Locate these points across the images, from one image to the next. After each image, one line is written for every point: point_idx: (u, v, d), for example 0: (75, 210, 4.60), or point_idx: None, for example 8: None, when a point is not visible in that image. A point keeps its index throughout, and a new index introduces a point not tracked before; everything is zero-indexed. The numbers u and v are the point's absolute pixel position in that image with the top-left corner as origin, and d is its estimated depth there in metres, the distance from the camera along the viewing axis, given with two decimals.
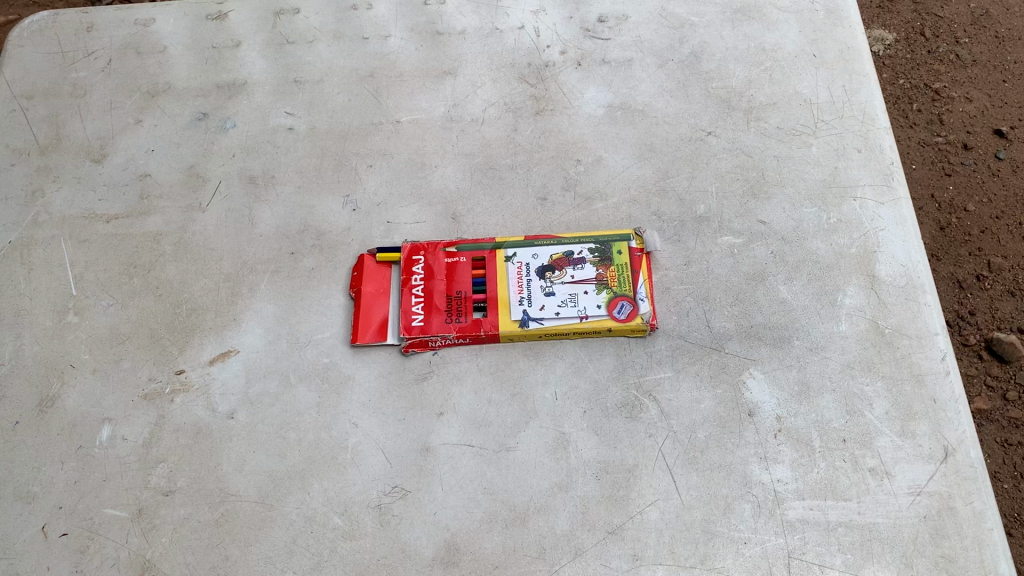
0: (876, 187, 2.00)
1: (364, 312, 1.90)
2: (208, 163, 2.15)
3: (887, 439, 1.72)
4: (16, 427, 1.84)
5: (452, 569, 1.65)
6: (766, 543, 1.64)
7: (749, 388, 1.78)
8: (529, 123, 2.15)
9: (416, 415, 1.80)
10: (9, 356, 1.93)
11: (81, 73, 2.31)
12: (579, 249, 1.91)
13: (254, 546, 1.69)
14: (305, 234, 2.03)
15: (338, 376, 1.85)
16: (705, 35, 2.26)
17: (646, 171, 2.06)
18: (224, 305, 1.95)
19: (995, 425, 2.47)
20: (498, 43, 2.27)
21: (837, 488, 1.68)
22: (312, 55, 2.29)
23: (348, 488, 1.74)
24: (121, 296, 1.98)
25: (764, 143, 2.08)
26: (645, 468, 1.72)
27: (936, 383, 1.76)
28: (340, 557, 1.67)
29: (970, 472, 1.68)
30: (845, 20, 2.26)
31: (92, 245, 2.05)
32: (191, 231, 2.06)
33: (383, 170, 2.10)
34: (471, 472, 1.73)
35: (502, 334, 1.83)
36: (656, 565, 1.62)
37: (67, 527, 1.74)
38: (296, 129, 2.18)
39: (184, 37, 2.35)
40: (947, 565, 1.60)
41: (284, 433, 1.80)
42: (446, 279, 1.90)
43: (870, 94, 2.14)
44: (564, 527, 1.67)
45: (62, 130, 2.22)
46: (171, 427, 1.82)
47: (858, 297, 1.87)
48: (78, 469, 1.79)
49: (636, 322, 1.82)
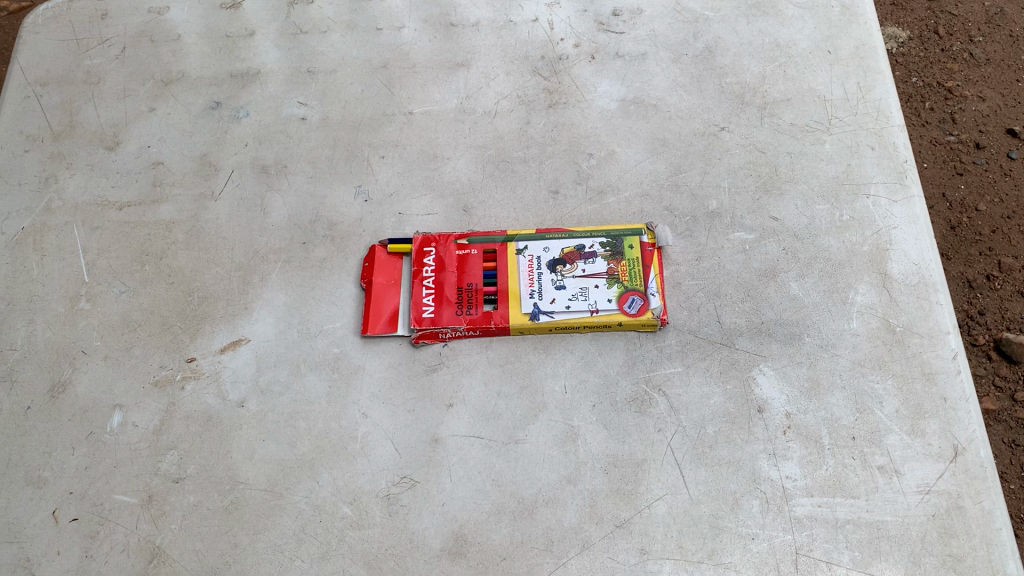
0: (889, 184, 2.00)
1: (374, 302, 1.90)
2: (221, 152, 2.15)
3: (897, 438, 1.72)
4: (27, 412, 1.85)
5: (459, 561, 1.66)
6: (774, 539, 1.64)
7: (759, 384, 1.78)
8: (541, 116, 2.14)
9: (426, 405, 1.80)
10: (22, 341, 1.94)
11: (96, 61, 2.31)
12: (591, 243, 1.91)
13: (263, 534, 1.70)
14: (317, 224, 2.03)
15: (349, 366, 1.86)
16: (719, 30, 2.25)
17: (658, 166, 2.05)
18: (235, 294, 1.96)
19: (1003, 425, 2.47)
20: (512, 36, 2.27)
21: (846, 485, 1.68)
22: (326, 46, 2.29)
23: (357, 477, 1.74)
24: (133, 284, 1.99)
25: (778, 139, 2.07)
26: (654, 462, 1.72)
27: (947, 382, 1.76)
28: (349, 546, 1.68)
29: (980, 471, 1.68)
30: (860, 16, 2.25)
31: (104, 232, 2.06)
32: (203, 220, 2.06)
33: (395, 162, 2.10)
34: (480, 464, 1.74)
35: (513, 327, 1.83)
36: (663, 560, 1.63)
37: (77, 512, 1.75)
38: (309, 119, 2.18)
39: (198, 26, 2.35)
40: (955, 564, 1.60)
41: (294, 421, 1.81)
42: (457, 271, 1.90)
43: (885, 91, 2.13)
44: (572, 520, 1.67)
45: (75, 117, 2.23)
46: (182, 414, 1.83)
47: (870, 295, 1.87)
48: (89, 455, 1.80)
49: (647, 317, 1.82)
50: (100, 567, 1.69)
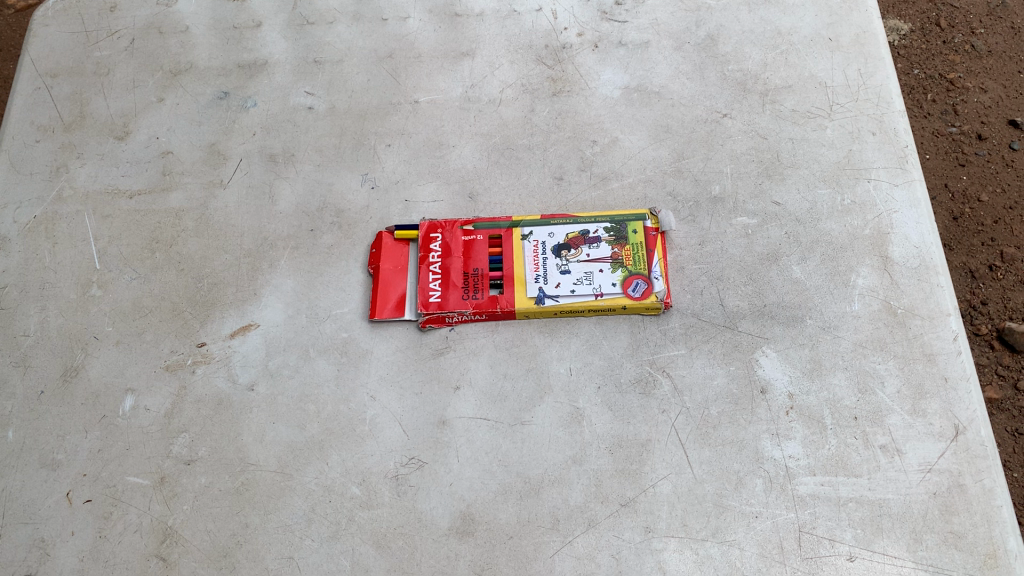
0: (890, 169, 2.02)
1: (382, 287, 1.93)
2: (229, 141, 2.18)
3: (899, 417, 1.74)
4: (40, 397, 1.88)
5: (467, 539, 1.68)
6: (777, 518, 1.66)
7: (762, 365, 1.81)
8: (546, 104, 2.17)
9: (433, 388, 1.83)
10: (34, 328, 1.97)
11: (105, 53, 2.34)
12: (595, 228, 1.94)
13: (273, 514, 1.73)
14: (324, 211, 2.06)
15: (356, 350, 1.89)
16: (721, 18, 2.27)
17: (661, 153, 2.08)
18: (245, 280, 1.99)
19: (1006, 414, 2.49)
20: (516, 25, 2.29)
21: (848, 464, 1.70)
22: (332, 36, 2.32)
23: (366, 458, 1.77)
24: (143, 271, 2.02)
25: (779, 125, 2.10)
26: (658, 442, 1.74)
27: (948, 362, 1.78)
28: (358, 526, 1.71)
29: (981, 450, 1.70)
30: (861, 5, 2.27)
31: (115, 220, 2.09)
32: (212, 208, 2.09)
33: (401, 150, 2.13)
34: (487, 445, 1.76)
35: (518, 310, 1.86)
36: (668, 538, 1.65)
37: (91, 494, 1.78)
38: (316, 108, 2.21)
39: (205, 17, 2.38)
40: (956, 541, 1.62)
41: (304, 404, 1.84)
42: (463, 256, 1.93)
43: (885, 77, 2.15)
44: (578, 499, 1.70)
45: (86, 108, 2.26)
46: (193, 398, 1.86)
47: (871, 278, 1.89)
48: (101, 438, 1.83)
49: (651, 300, 1.84)
50: (113, 548, 1.72)
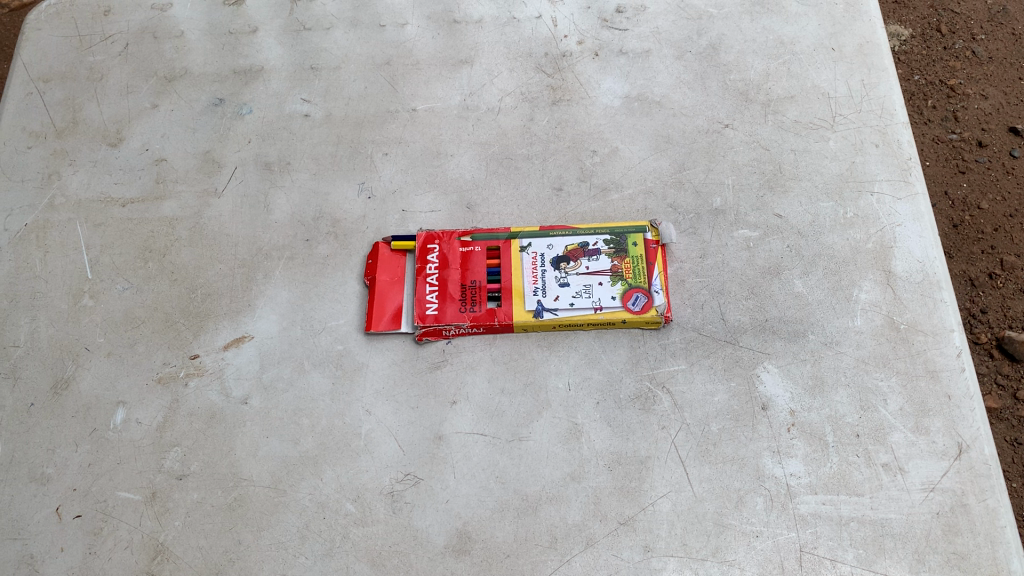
0: (893, 182, 1.99)
1: (378, 299, 1.90)
2: (224, 149, 2.15)
3: (901, 435, 1.72)
4: (30, 409, 1.85)
5: (463, 557, 1.65)
6: (778, 537, 1.64)
7: (763, 381, 1.78)
8: (545, 113, 2.14)
9: (430, 403, 1.80)
10: (25, 339, 1.93)
11: (98, 57, 2.31)
12: (595, 240, 1.91)
13: (265, 531, 1.70)
14: (320, 221, 2.03)
15: (351, 364, 1.86)
16: (723, 27, 2.24)
17: (662, 163, 2.05)
18: (239, 291, 1.96)
19: (1005, 424, 2.47)
20: (515, 33, 2.26)
21: (850, 483, 1.68)
22: (329, 42, 2.29)
23: (360, 474, 1.74)
24: (136, 281, 1.99)
25: (782, 136, 2.07)
26: (658, 459, 1.72)
27: (951, 380, 1.76)
28: (352, 543, 1.68)
29: (984, 469, 1.68)
30: (865, 14, 2.24)
31: (108, 228, 2.06)
32: (206, 217, 2.06)
33: (398, 159, 2.10)
34: (484, 461, 1.74)
35: (516, 323, 1.83)
36: (667, 557, 1.63)
37: (81, 509, 1.75)
38: (312, 115, 2.18)
39: (200, 22, 2.34)
40: (959, 561, 1.60)
41: (298, 418, 1.81)
42: (461, 268, 1.90)
43: (889, 88, 2.12)
44: (575, 517, 1.67)
45: (79, 114, 2.22)
46: (185, 411, 1.83)
47: (873, 292, 1.87)
48: (92, 452, 1.80)
49: (651, 314, 1.81)
50: (103, 564, 1.69)
